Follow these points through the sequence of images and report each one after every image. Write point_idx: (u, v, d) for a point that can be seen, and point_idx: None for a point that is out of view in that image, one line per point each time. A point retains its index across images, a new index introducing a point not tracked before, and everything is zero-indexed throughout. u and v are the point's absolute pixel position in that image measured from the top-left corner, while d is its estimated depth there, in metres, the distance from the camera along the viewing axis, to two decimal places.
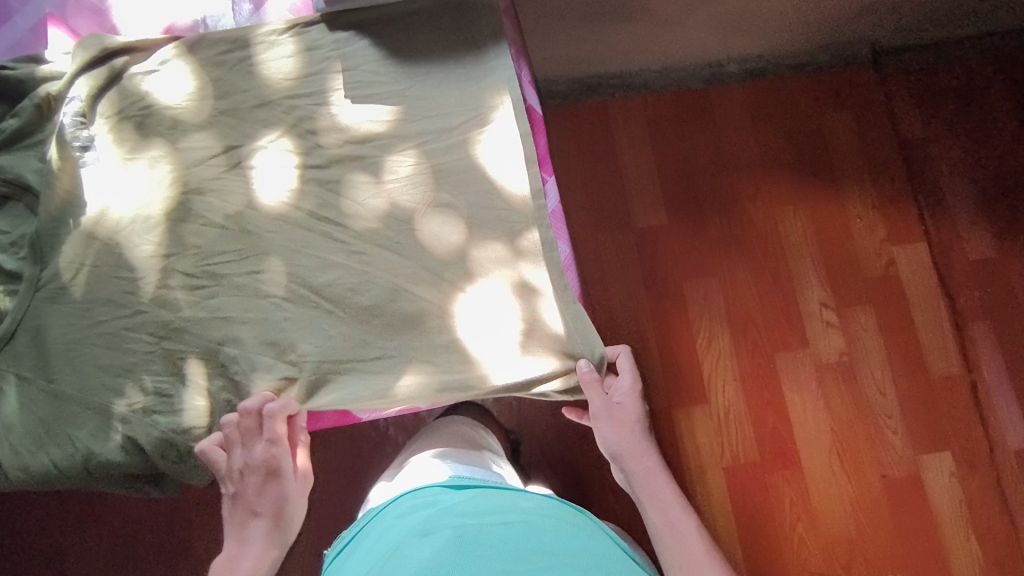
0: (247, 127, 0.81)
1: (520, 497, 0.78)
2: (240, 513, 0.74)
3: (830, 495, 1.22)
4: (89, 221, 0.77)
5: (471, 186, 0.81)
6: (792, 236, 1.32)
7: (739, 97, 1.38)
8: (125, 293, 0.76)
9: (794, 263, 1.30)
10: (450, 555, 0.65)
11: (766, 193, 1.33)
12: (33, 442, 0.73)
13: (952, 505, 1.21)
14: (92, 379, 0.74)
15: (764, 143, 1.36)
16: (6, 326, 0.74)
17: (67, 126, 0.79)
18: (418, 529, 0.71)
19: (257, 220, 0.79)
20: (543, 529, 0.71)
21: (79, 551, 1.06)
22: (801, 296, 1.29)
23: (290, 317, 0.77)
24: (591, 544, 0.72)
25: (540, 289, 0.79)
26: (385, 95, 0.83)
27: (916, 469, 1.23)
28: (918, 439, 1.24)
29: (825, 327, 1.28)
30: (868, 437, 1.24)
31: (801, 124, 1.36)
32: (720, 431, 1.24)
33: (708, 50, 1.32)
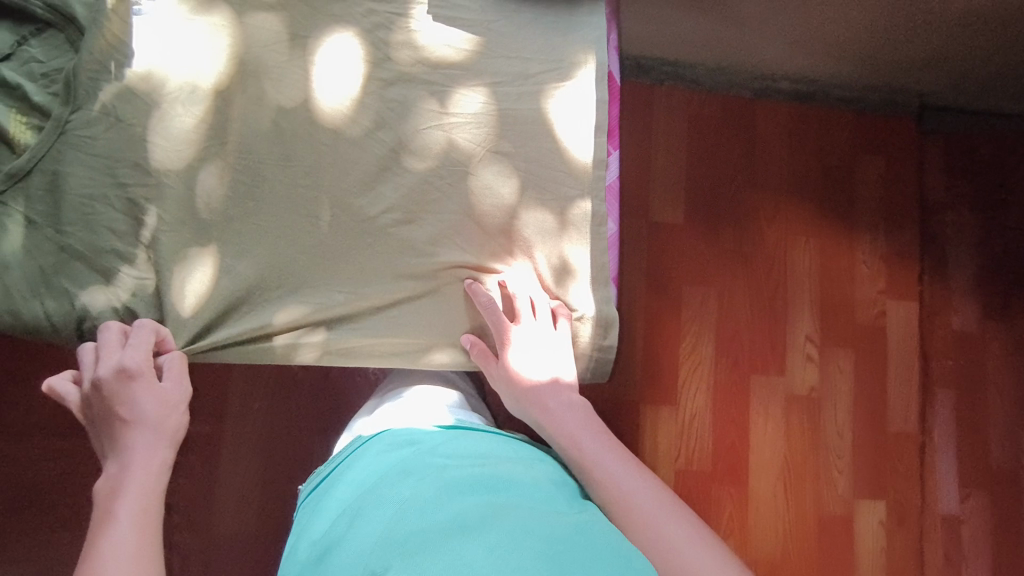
0: (319, 19, 0.77)
1: (502, 446, 0.72)
2: (111, 430, 0.65)
3: (767, 516, 1.26)
4: (133, 76, 0.72)
5: (533, 141, 0.79)
6: (797, 266, 1.32)
7: (785, 116, 1.36)
8: (155, 162, 0.71)
9: (792, 292, 1.32)
10: (432, 500, 0.59)
11: (783, 217, 1.33)
12: (29, 289, 0.68)
13: (873, 550, 1.27)
14: (105, 243, 0.70)
15: (796, 169, 1.35)
16: (21, 163, 0.68)
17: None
18: (395, 470, 0.64)
19: (311, 121, 0.75)
20: (524, 482, 0.64)
21: (25, 405, 1.02)
22: (790, 326, 1.31)
23: (324, 232, 0.74)
24: (578, 498, 0.66)
25: (578, 269, 0.79)
26: (468, 23, 0.80)
27: (851, 511, 1.28)
28: (861, 485, 1.29)
29: (804, 361, 1.30)
30: (816, 472, 1.28)
31: (836, 158, 1.36)
32: (682, 434, 1.26)
33: (773, 61, 1.30)
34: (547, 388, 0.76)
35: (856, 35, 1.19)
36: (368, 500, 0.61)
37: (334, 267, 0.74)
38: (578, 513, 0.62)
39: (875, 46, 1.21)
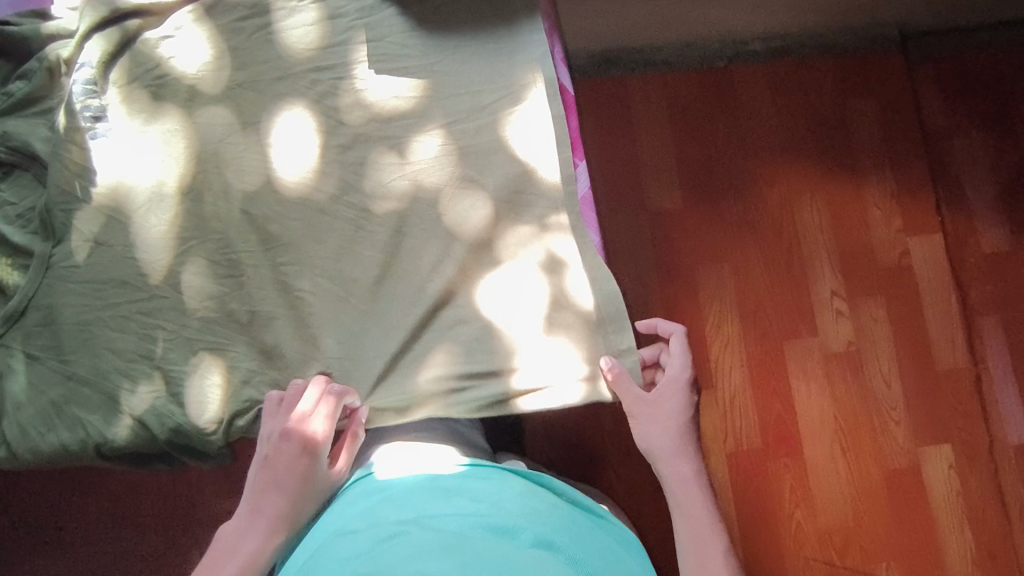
0: (267, 101, 0.78)
1: (478, 476, 0.69)
2: (260, 484, 0.69)
3: (830, 483, 1.22)
4: (102, 195, 0.74)
5: (501, 170, 0.78)
6: (807, 223, 1.29)
7: (762, 76, 1.33)
8: (140, 275, 0.73)
9: (808, 252, 1.28)
10: (384, 552, 0.55)
11: (782, 177, 1.30)
12: (42, 423, 0.70)
13: (949, 496, 1.22)
14: (106, 364, 0.71)
15: (785, 126, 1.32)
16: (15, 304, 0.71)
17: (77, 94, 0.73)
18: (356, 524, 0.61)
19: (279, 201, 0.76)
20: (504, 521, 0.61)
21: (77, 517, 1.06)
22: (813, 285, 1.27)
23: (313, 308, 0.74)
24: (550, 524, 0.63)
25: (567, 264, 0.76)
26: (412, 69, 0.80)
27: (917, 460, 1.23)
28: (921, 431, 1.24)
29: (835, 316, 1.26)
30: (871, 426, 1.24)
31: (823, 107, 1.32)
32: (724, 417, 1.24)
33: (733, 25, 1.28)
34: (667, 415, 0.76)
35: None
36: (324, 556, 0.58)
37: (332, 338, 0.74)
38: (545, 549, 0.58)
39: None
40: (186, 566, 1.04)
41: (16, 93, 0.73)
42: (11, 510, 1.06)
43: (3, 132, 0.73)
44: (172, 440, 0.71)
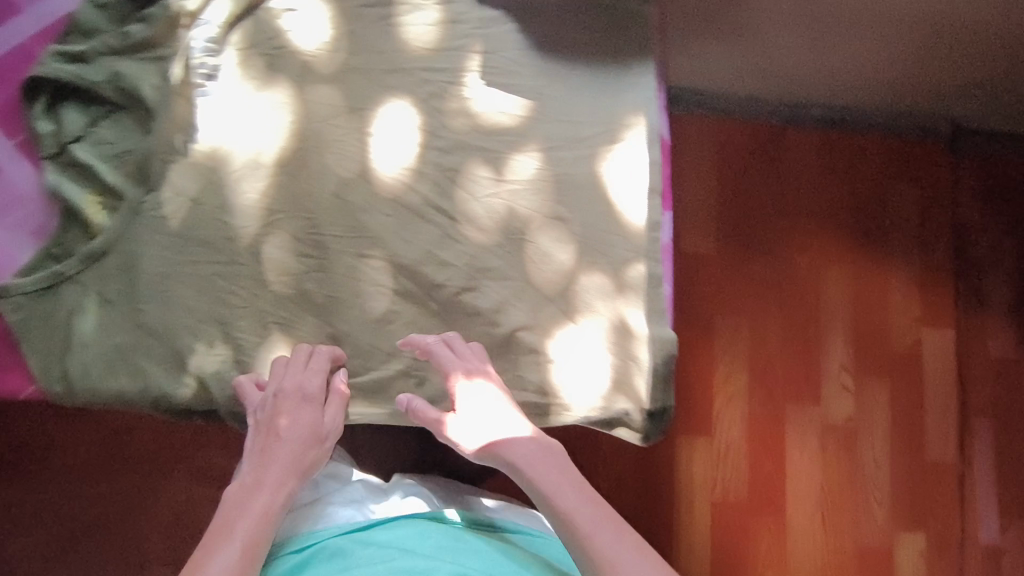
0: (375, 90, 0.78)
1: (402, 529, 0.74)
2: (265, 438, 0.69)
3: (805, 549, 1.25)
4: (201, 154, 0.74)
5: (589, 205, 0.80)
6: (829, 294, 1.32)
7: (813, 142, 1.35)
8: (223, 239, 0.75)
9: (825, 322, 1.31)
10: None
11: (814, 245, 1.33)
12: (104, 366, 0.71)
13: None
14: (178, 320, 0.73)
15: (825, 196, 1.34)
16: (96, 246, 0.72)
17: (197, 50, 0.73)
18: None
19: (372, 192, 0.77)
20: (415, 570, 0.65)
21: (63, 443, 1.03)
22: (824, 354, 1.30)
23: (388, 305, 0.76)
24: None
25: (636, 333, 0.78)
26: (521, 88, 0.81)
27: (890, 542, 1.26)
28: (900, 515, 1.27)
29: (840, 389, 1.29)
30: (853, 502, 1.27)
31: (865, 185, 1.35)
32: (716, 465, 1.25)
33: (800, 88, 1.29)
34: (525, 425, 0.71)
35: (920, 53, 1.16)
36: None
37: (398, 336, 0.76)
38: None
39: (900, 72, 1.22)
40: (172, 497, 1.03)
41: (133, 35, 0.72)
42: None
43: (114, 72, 0.72)
44: (226, 408, 0.72)
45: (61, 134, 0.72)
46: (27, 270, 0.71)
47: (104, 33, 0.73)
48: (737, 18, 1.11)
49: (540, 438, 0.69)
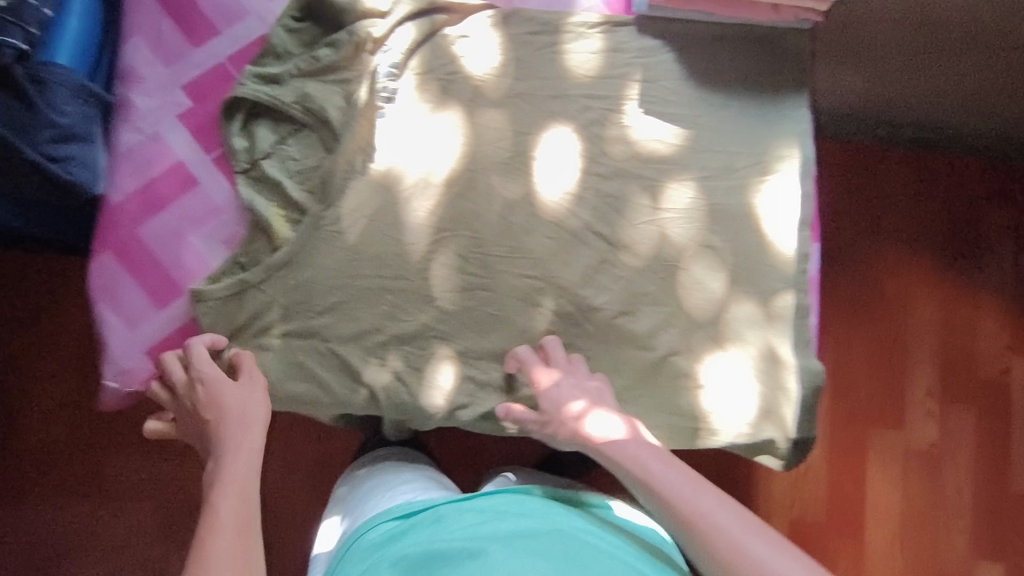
0: (539, 116, 0.81)
1: (497, 496, 0.71)
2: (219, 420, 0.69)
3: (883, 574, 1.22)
4: (377, 173, 0.78)
5: (742, 235, 0.82)
6: (916, 318, 1.27)
7: (906, 160, 1.29)
8: (392, 255, 0.78)
9: (912, 347, 1.26)
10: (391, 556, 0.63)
11: (903, 267, 1.27)
12: (286, 370, 0.76)
13: None
14: (351, 331, 0.77)
15: (916, 215, 1.28)
16: (280, 257, 0.75)
17: (382, 75, 0.77)
18: (376, 544, 0.66)
19: (534, 215, 0.80)
20: (498, 529, 0.64)
21: None
22: (908, 380, 1.25)
23: (549, 326, 0.79)
24: (553, 543, 0.62)
25: (786, 362, 0.80)
26: (677, 117, 0.83)
27: (970, 573, 1.23)
28: (982, 547, 1.24)
29: (924, 416, 1.25)
30: (936, 531, 1.23)
31: (961, 206, 1.29)
32: (794, 485, 1.22)
33: (914, 108, 1.17)
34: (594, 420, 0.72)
35: None
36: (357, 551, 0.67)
37: None
38: (531, 562, 0.59)
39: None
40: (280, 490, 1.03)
41: (322, 58, 0.76)
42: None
43: (302, 92, 0.76)
44: (397, 416, 0.76)
45: (254, 150, 0.77)
46: (218, 277, 0.76)
47: (294, 57, 0.77)
48: (862, 53, 1.04)
49: (646, 442, 0.69)
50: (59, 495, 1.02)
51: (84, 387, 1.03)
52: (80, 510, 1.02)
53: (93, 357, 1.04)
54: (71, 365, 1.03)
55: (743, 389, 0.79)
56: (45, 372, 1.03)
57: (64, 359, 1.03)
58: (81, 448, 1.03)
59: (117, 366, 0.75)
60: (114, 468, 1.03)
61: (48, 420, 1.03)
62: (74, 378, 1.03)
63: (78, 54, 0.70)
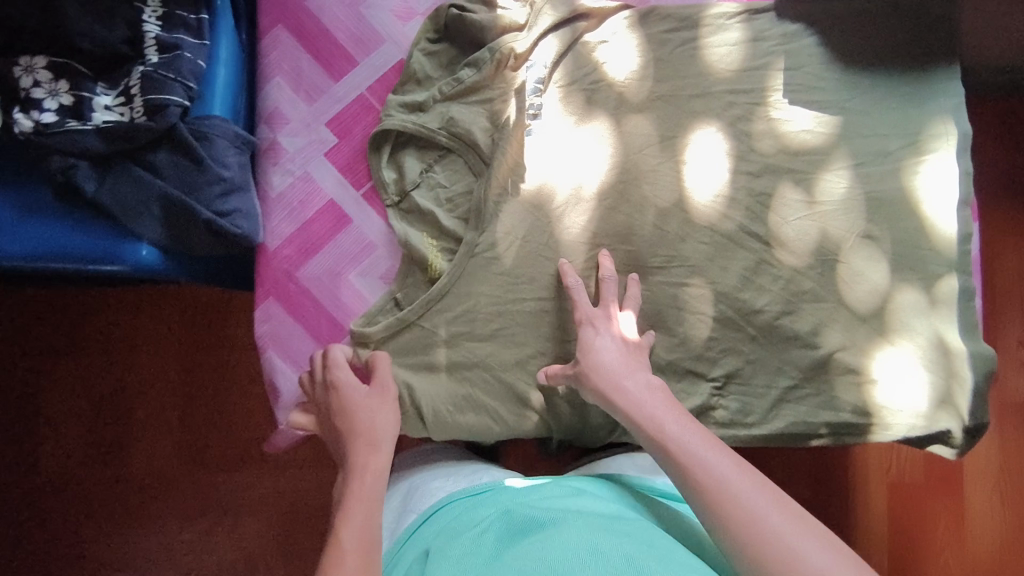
0: (684, 118, 0.79)
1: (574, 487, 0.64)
2: (354, 429, 0.67)
3: (982, 527, 1.21)
4: (528, 191, 0.76)
5: (902, 220, 0.79)
6: (1006, 270, 1.24)
7: (989, 110, 1.25)
8: (548, 275, 0.76)
9: (1001, 300, 1.24)
10: (455, 526, 0.57)
11: (992, 219, 1.24)
12: (453, 404, 0.73)
13: None
14: (513, 357, 0.74)
15: (1004, 165, 1.24)
16: (444, 285, 0.73)
17: (528, 93, 0.76)
18: (454, 526, 0.58)
19: (689, 221, 0.78)
20: (590, 508, 0.58)
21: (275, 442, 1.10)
22: (1000, 331, 1.23)
23: (712, 334, 0.78)
24: (636, 529, 0.54)
25: (956, 348, 0.77)
26: (824, 104, 0.80)
27: None
28: None
29: (1019, 366, 1.23)
30: None
31: None
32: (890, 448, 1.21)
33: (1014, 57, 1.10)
34: (624, 373, 0.67)
35: None
36: (434, 523, 0.62)
37: (718, 361, 0.78)
38: (613, 533, 0.51)
39: None
40: None
41: (464, 80, 0.76)
42: (217, 419, 1.10)
43: (447, 117, 0.75)
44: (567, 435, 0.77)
45: (403, 181, 0.76)
46: (373, 316, 0.74)
47: (436, 80, 0.77)
48: None
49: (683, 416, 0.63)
50: (186, 514, 1.09)
51: (190, 412, 1.10)
52: (198, 528, 1.09)
53: (197, 383, 1.11)
54: (178, 392, 1.11)
55: (909, 379, 0.78)
56: (156, 401, 1.10)
57: (168, 389, 1.11)
58: (192, 471, 1.10)
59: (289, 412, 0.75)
60: (226, 487, 1.10)
61: (162, 446, 1.10)
62: (182, 404, 1.10)
63: (229, 104, 0.71)
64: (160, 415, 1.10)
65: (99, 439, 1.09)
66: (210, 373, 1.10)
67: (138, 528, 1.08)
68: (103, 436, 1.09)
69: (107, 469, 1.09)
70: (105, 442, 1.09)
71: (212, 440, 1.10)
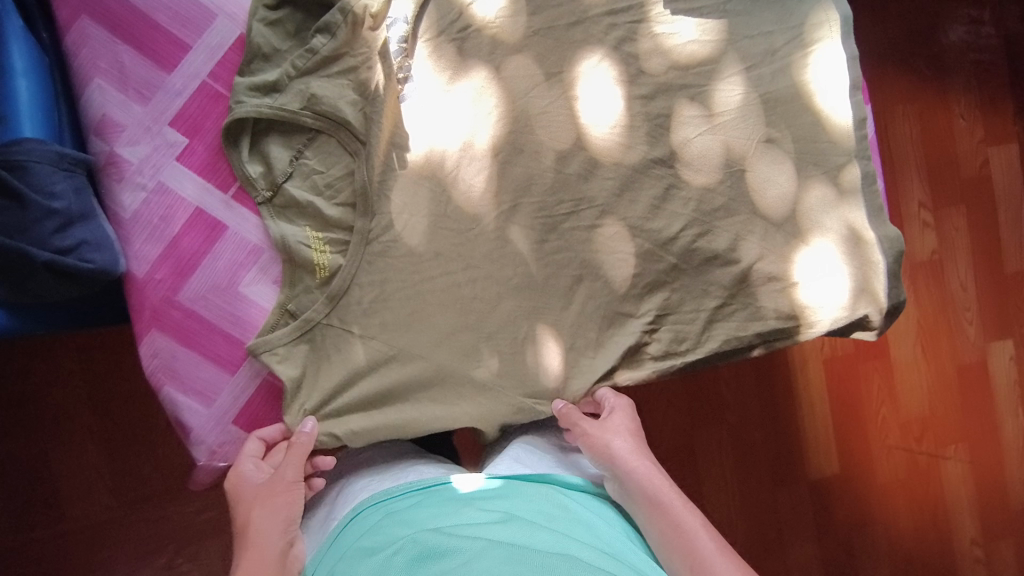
0: (566, 50, 0.74)
1: (508, 499, 0.60)
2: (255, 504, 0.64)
3: (911, 381, 1.29)
4: (416, 160, 0.70)
5: (799, 118, 0.77)
6: (898, 140, 1.28)
7: None
8: (456, 246, 0.71)
9: (900, 170, 1.29)
10: (369, 547, 0.54)
11: (879, 94, 1.28)
12: (379, 401, 0.68)
13: (1008, 384, 1.34)
14: (432, 338, 0.70)
15: (881, 39, 1.27)
16: (341, 282, 0.68)
17: (393, 54, 0.69)
18: (366, 543, 0.55)
19: (592, 158, 0.74)
20: (511, 537, 0.53)
21: None
22: (901, 198, 1.29)
23: (634, 270, 0.75)
24: (556, 562, 0.50)
25: (866, 237, 0.78)
26: (706, 10, 0.76)
27: (985, 355, 1.32)
28: (989, 329, 1.33)
29: (922, 228, 1.29)
30: (948, 328, 1.31)
31: (922, 19, 1.28)
32: None
33: None
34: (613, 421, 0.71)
35: None
36: (349, 533, 0.58)
37: (645, 298, 0.75)
38: None
39: None
40: None
41: (319, 49, 0.68)
42: (144, 453, 1.02)
43: (308, 95, 0.68)
44: (510, 417, 0.71)
45: (273, 173, 0.68)
46: (271, 332, 0.68)
47: (286, 53, 0.69)
48: None
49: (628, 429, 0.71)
50: (133, 560, 1.01)
51: (108, 455, 1.01)
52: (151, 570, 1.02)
53: (112, 419, 1.01)
54: (85, 439, 1.00)
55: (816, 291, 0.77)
56: (68, 449, 1.00)
57: (74, 437, 1.00)
58: (128, 515, 1.01)
59: (207, 446, 0.67)
60: (173, 519, 1.02)
61: (85, 496, 1.00)
62: (100, 446, 1.01)
63: (42, 121, 0.61)
64: (73, 465, 1.00)
65: (13, 503, 0.99)
66: (120, 409, 1.01)
67: None
68: (16, 499, 0.99)
69: (28, 534, 0.99)
70: (23, 504, 0.99)
71: (141, 478, 1.02)
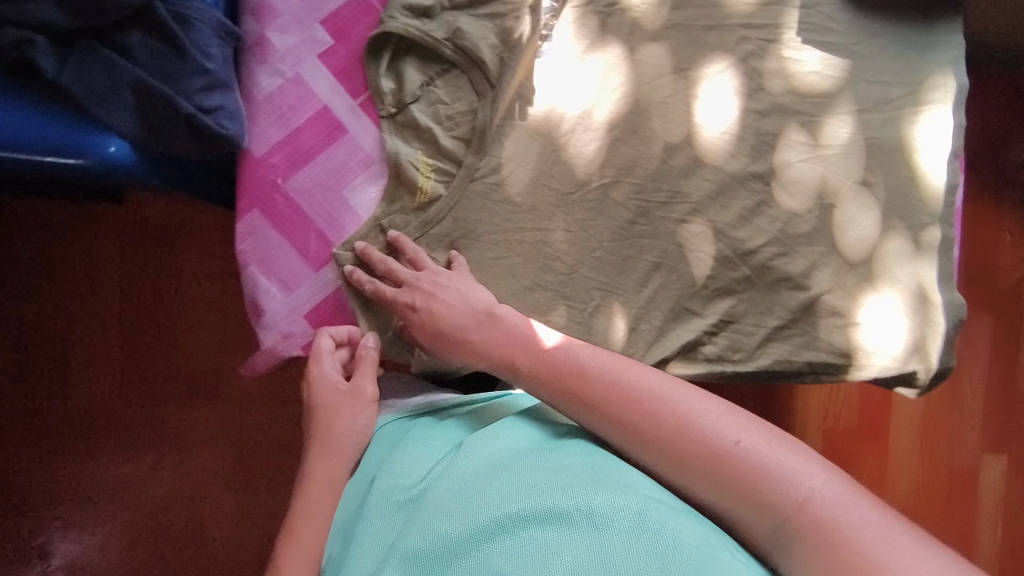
0: (698, 50, 0.76)
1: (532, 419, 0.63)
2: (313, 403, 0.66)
3: (903, 469, 1.31)
4: (535, 116, 0.73)
5: (897, 169, 0.79)
6: None
7: None
8: (551, 205, 0.73)
9: None
10: (399, 468, 0.61)
11: None
12: None
13: (993, 499, 1.33)
14: (509, 286, 0.72)
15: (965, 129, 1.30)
16: (439, 210, 0.70)
17: (544, 11, 0.72)
18: (397, 462, 0.61)
19: (696, 157, 0.77)
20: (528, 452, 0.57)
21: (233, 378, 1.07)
22: None
23: (710, 272, 0.77)
24: (586, 463, 0.54)
25: (934, 298, 0.79)
26: (835, 46, 0.79)
27: (978, 466, 1.33)
28: (989, 441, 1.33)
29: None
30: (947, 431, 1.32)
31: (1009, 121, 1.31)
32: (830, 397, 1.28)
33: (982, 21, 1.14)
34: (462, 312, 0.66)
35: None
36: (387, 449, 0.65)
37: (712, 302, 0.77)
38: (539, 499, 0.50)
39: None
40: None
41: None
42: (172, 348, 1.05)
43: (455, 28, 0.71)
44: None
45: (402, 92, 0.72)
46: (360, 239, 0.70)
47: None
48: None
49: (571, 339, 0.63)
50: (131, 450, 1.04)
51: (139, 339, 1.04)
52: (146, 461, 1.05)
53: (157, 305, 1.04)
54: (121, 321, 1.04)
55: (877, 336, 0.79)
56: (102, 326, 1.04)
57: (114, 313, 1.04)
58: (140, 404, 1.04)
59: (275, 332, 0.69)
60: (178, 421, 1.06)
61: (104, 376, 1.04)
62: (131, 332, 1.04)
63: None
64: (102, 341, 1.04)
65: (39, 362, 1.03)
66: (163, 300, 1.05)
67: (76, 463, 1.03)
68: (43, 360, 1.03)
69: (44, 398, 1.03)
70: (49, 367, 1.03)
71: (161, 373, 1.05)
